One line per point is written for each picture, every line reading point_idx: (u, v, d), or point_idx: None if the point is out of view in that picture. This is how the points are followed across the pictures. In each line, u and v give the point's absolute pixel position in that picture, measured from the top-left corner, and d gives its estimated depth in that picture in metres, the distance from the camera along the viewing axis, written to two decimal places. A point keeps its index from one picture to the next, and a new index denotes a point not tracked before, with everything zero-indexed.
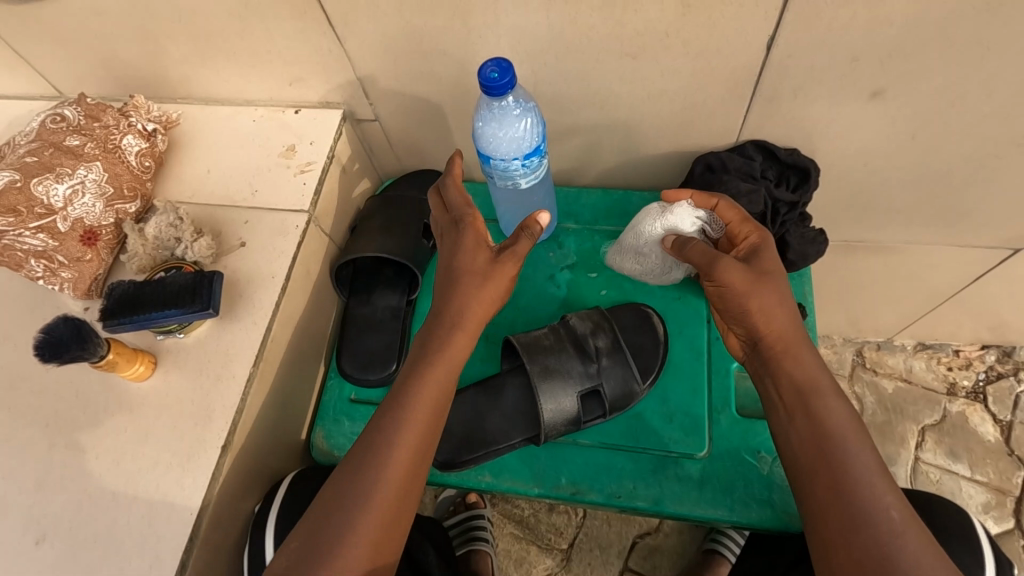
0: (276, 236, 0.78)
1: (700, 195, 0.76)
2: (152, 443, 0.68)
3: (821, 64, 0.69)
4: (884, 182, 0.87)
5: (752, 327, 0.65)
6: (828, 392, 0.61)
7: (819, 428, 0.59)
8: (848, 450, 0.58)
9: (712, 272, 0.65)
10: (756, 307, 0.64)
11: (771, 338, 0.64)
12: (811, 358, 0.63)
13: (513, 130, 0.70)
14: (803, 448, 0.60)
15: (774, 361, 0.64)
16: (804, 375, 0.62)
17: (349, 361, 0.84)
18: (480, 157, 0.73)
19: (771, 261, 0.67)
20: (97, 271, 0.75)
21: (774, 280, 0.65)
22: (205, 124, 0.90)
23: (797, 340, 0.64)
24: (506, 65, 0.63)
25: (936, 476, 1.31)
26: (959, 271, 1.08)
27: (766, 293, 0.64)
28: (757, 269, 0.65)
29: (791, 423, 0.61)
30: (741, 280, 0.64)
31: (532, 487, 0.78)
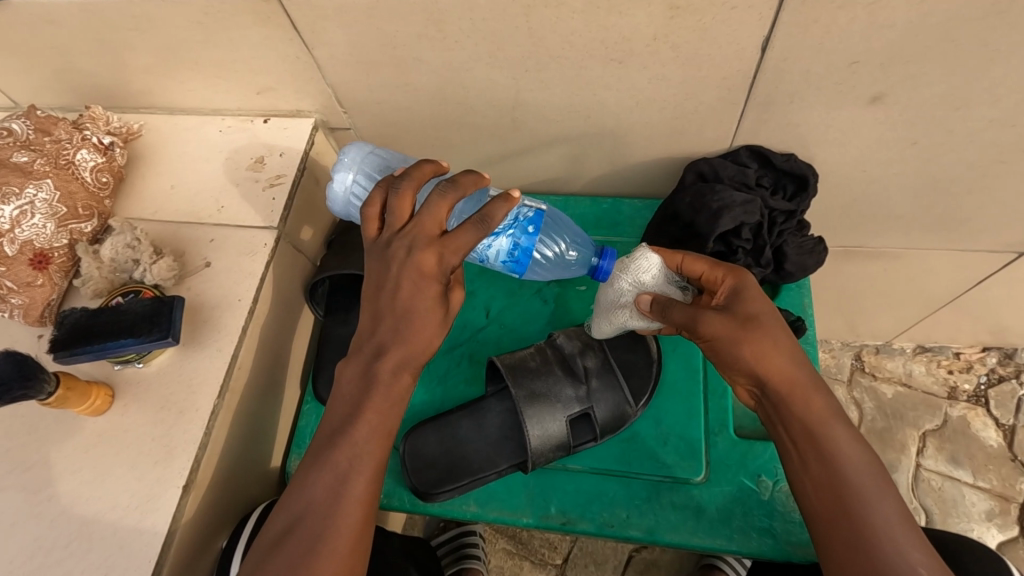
0: (244, 255, 0.74)
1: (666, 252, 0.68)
2: (109, 483, 0.63)
3: (818, 68, 0.65)
4: (884, 189, 0.83)
5: (752, 373, 0.59)
6: (839, 425, 0.58)
7: (834, 472, 0.56)
8: (866, 492, 0.55)
9: (697, 329, 0.60)
10: (751, 355, 0.58)
11: (775, 384, 0.59)
12: (819, 396, 0.58)
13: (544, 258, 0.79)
14: (818, 493, 0.57)
15: (780, 407, 0.59)
16: (816, 418, 0.58)
17: (324, 385, 0.79)
18: (517, 261, 0.74)
19: (755, 300, 0.60)
20: (50, 297, 0.70)
21: (764, 322, 0.59)
22: (169, 135, 0.85)
23: (799, 385, 0.59)
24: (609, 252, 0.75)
25: (938, 484, 1.28)
26: (960, 275, 1.05)
27: (760, 339, 0.58)
28: (742, 315, 0.59)
29: (803, 467, 0.58)
30: (725, 335, 0.59)
31: (521, 515, 0.74)
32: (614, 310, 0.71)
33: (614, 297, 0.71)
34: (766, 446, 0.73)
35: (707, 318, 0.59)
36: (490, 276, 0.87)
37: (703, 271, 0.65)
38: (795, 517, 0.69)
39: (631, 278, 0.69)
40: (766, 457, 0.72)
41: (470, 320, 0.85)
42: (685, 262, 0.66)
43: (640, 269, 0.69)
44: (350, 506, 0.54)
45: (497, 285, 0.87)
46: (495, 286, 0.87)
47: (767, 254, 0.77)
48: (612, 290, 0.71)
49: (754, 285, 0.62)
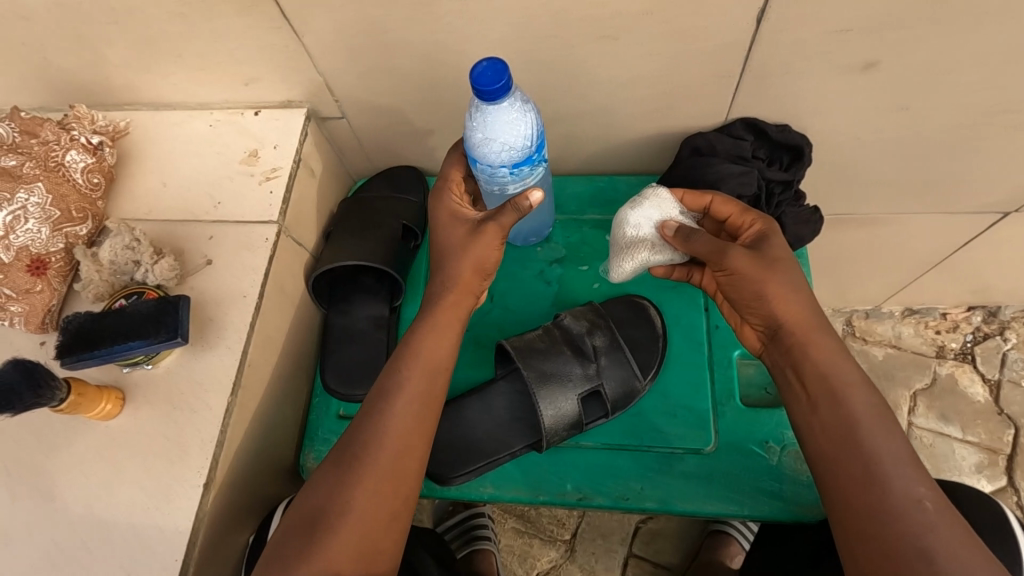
0: (245, 251, 0.72)
1: (692, 195, 0.73)
2: (127, 486, 0.63)
3: (812, 37, 0.65)
4: (877, 154, 0.85)
5: (770, 312, 0.64)
6: (850, 366, 0.62)
7: (843, 406, 0.60)
8: (874, 432, 0.58)
9: (721, 258, 0.65)
10: (771, 293, 0.64)
11: (790, 326, 0.64)
12: (829, 338, 0.63)
13: (509, 124, 0.62)
14: (824, 424, 0.60)
15: (793, 345, 0.64)
16: (829, 360, 0.62)
17: (333, 377, 0.80)
18: (487, 166, 0.66)
19: (779, 246, 0.66)
20: (50, 302, 0.68)
21: (785, 266, 0.64)
22: (157, 131, 0.82)
23: (815, 332, 0.63)
24: (500, 66, 0.57)
25: (929, 440, 1.32)
26: (949, 237, 1.07)
27: (780, 279, 0.64)
28: (767, 254, 0.65)
29: (813, 402, 0.62)
30: (748, 268, 0.64)
31: (537, 495, 0.74)
32: (633, 246, 0.76)
33: (631, 231, 0.76)
34: (772, 414, 0.75)
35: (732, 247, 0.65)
36: None
37: (731, 214, 0.71)
38: (804, 481, 0.70)
39: (647, 211, 0.75)
40: (773, 424, 0.74)
41: None
42: (714, 204, 0.71)
43: (655, 197, 0.75)
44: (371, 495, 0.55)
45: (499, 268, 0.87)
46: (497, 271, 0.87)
47: None
48: (631, 224, 0.76)
49: (779, 232, 0.67)
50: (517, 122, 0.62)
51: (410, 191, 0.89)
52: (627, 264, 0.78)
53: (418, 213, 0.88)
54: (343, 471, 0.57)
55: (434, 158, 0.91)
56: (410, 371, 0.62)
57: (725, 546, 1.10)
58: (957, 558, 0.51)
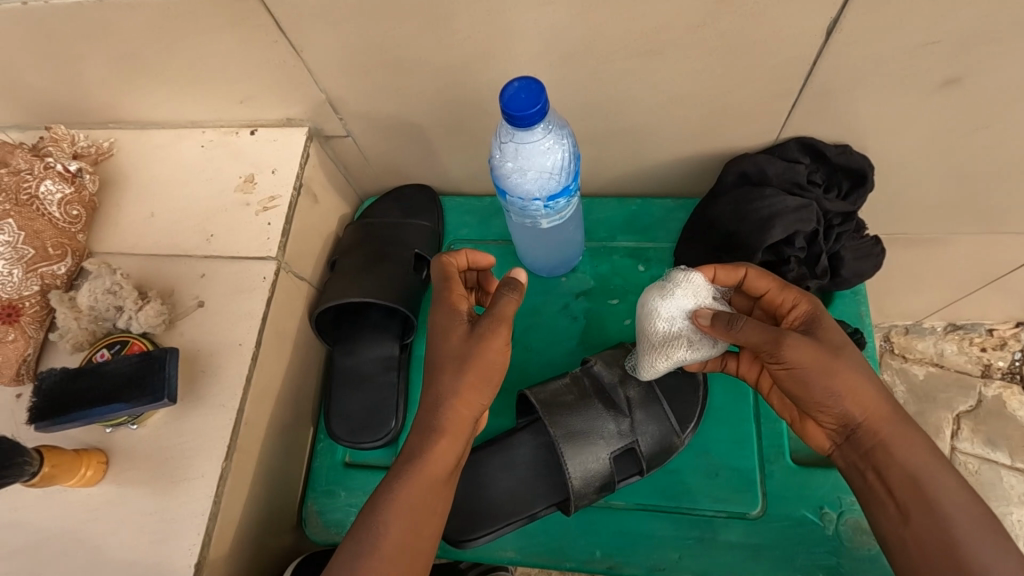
0: (240, 292, 0.65)
1: (723, 271, 0.59)
2: (111, 564, 0.56)
3: (891, 52, 0.56)
4: (945, 176, 0.75)
5: (844, 412, 0.53)
6: (942, 471, 0.51)
7: (943, 525, 0.49)
8: (980, 545, 0.48)
9: (777, 351, 0.51)
10: (843, 389, 0.52)
11: (869, 424, 0.53)
12: (916, 436, 0.52)
13: (546, 151, 0.53)
14: (920, 544, 0.50)
15: (873, 449, 0.53)
16: (918, 462, 0.51)
17: (340, 423, 0.73)
18: (519, 199, 0.57)
19: (837, 331, 0.54)
20: (25, 353, 0.61)
21: (854, 355, 0.52)
22: (144, 153, 0.75)
23: (893, 424, 0.53)
24: (534, 87, 0.49)
25: (975, 467, 1.24)
26: (1012, 258, 0.97)
27: (849, 369, 0.52)
28: (829, 342, 0.53)
29: (903, 518, 0.51)
30: (813, 363, 0.51)
31: (562, 561, 0.67)
32: (667, 343, 0.62)
33: (665, 326, 0.61)
34: (826, 474, 0.66)
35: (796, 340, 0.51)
36: None
37: (769, 289, 0.58)
38: (863, 553, 0.63)
39: (681, 300, 0.61)
40: (828, 487, 0.65)
41: None
42: (749, 278, 0.58)
43: (687, 285, 0.61)
44: None
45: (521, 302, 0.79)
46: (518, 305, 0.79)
47: (824, 261, 0.67)
48: (663, 318, 0.61)
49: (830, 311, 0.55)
50: (553, 150, 0.54)
51: (421, 215, 0.81)
52: (658, 363, 0.63)
53: (432, 240, 0.80)
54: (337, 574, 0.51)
55: (449, 178, 0.82)
56: (433, 440, 0.54)
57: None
58: None
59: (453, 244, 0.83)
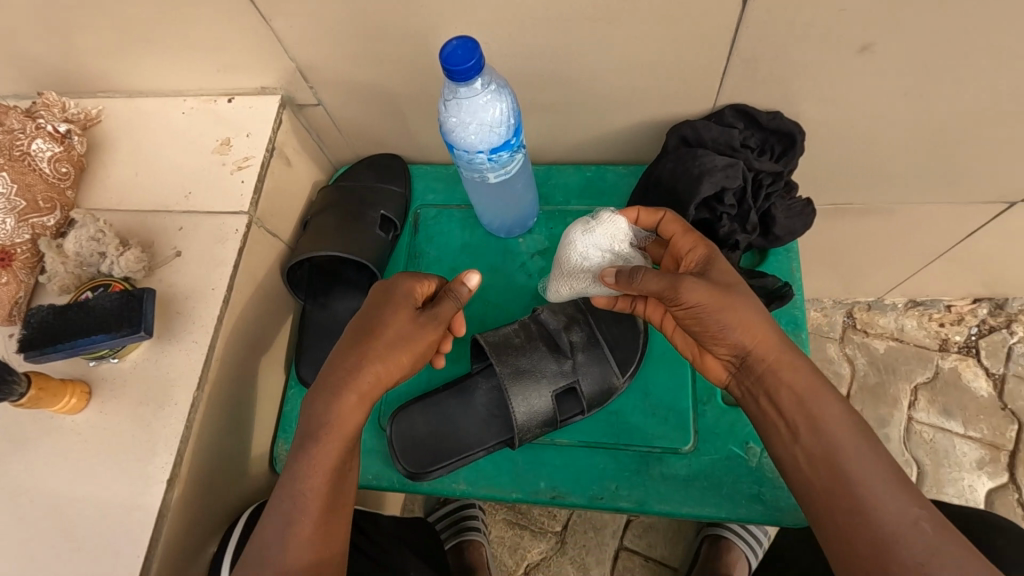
0: (214, 243, 0.71)
1: (645, 213, 0.68)
2: (92, 481, 0.62)
3: (804, 19, 0.62)
4: (874, 144, 0.81)
5: (737, 343, 0.60)
6: (826, 395, 0.58)
7: (827, 441, 0.57)
8: (860, 456, 0.56)
9: (676, 294, 0.57)
10: (735, 323, 0.59)
11: (760, 352, 0.60)
12: (801, 364, 0.60)
13: (483, 103, 0.60)
14: (811, 461, 0.57)
15: (766, 376, 0.60)
16: (803, 385, 0.59)
17: (309, 369, 0.79)
18: (469, 153, 0.63)
19: (728, 271, 0.61)
20: (17, 294, 0.67)
21: (744, 292, 0.60)
22: (129, 119, 0.80)
23: (780, 355, 0.60)
24: (471, 44, 0.54)
25: (929, 435, 1.29)
26: (954, 228, 1.03)
27: (740, 306, 0.59)
28: (721, 282, 0.59)
29: (794, 438, 0.58)
30: (709, 301, 0.58)
31: (511, 492, 0.73)
32: (574, 274, 0.71)
33: (578, 259, 0.70)
34: None
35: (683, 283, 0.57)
36: (473, 251, 0.85)
37: (675, 234, 0.67)
38: (783, 483, 0.69)
39: (597, 239, 0.69)
40: (754, 424, 0.72)
41: None
42: (663, 222, 0.67)
43: (606, 227, 0.69)
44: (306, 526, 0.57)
45: (480, 261, 0.85)
46: (477, 264, 0.85)
47: (753, 218, 0.74)
48: (578, 252, 0.70)
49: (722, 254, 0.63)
50: (491, 104, 0.60)
51: (390, 181, 0.87)
52: (568, 289, 0.73)
53: (399, 204, 0.86)
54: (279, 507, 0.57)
55: (416, 147, 0.88)
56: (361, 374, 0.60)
57: (728, 553, 1.09)
58: None
59: (420, 209, 0.89)
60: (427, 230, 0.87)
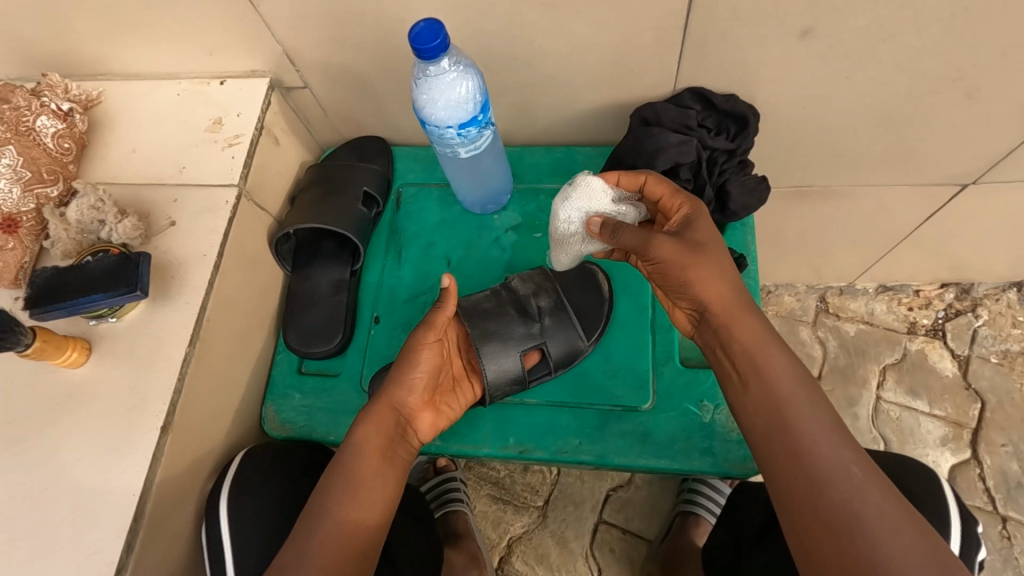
0: (206, 213, 0.76)
1: (627, 176, 0.73)
2: (91, 429, 0.67)
3: (748, 5, 0.67)
4: (825, 127, 0.86)
5: (695, 297, 0.66)
6: (772, 348, 0.64)
7: (772, 391, 0.61)
8: (799, 404, 0.61)
9: (647, 250, 0.65)
10: (695, 278, 0.65)
11: (715, 308, 0.66)
12: (752, 320, 0.65)
13: (450, 82, 0.65)
14: (755, 406, 0.62)
15: (720, 329, 0.66)
16: (754, 341, 0.64)
17: (295, 335, 0.85)
18: (443, 129, 0.69)
19: (703, 230, 0.67)
20: (23, 259, 0.72)
21: (708, 249, 0.66)
22: (127, 101, 0.86)
23: (739, 308, 0.66)
24: (437, 26, 0.60)
25: (896, 414, 1.35)
26: (911, 211, 1.08)
27: (703, 263, 0.65)
28: (690, 240, 0.66)
29: (743, 389, 0.64)
30: (673, 257, 0.65)
31: (482, 448, 0.78)
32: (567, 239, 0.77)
33: (566, 225, 0.77)
34: (708, 375, 0.78)
35: (658, 241, 0.65)
36: (450, 226, 0.91)
37: (663, 195, 0.72)
38: (732, 437, 0.74)
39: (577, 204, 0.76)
40: (708, 385, 0.77)
41: (431, 270, 0.89)
42: (648, 183, 0.72)
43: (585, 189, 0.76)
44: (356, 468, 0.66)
45: (457, 235, 0.90)
46: (454, 238, 0.90)
47: (708, 191, 0.79)
48: (564, 218, 0.77)
49: (705, 213, 0.69)
50: (458, 82, 0.65)
51: (373, 162, 0.93)
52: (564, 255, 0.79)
53: (381, 182, 0.91)
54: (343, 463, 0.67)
55: (398, 129, 0.94)
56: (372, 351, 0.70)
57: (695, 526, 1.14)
58: (889, 526, 0.54)
59: (401, 188, 0.94)
60: (407, 208, 0.93)
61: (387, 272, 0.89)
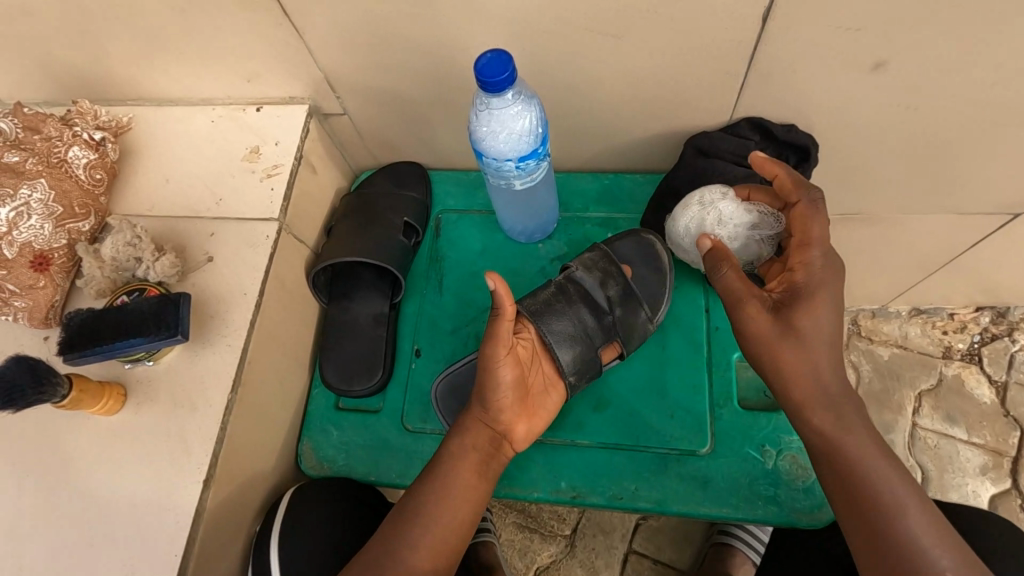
0: (246, 248, 0.73)
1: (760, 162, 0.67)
2: (130, 481, 0.63)
3: (820, 36, 0.64)
4: (882, 158, 0.83)
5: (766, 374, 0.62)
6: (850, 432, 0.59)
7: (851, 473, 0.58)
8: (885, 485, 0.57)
9: (735, 313, 0.64)
10: (777, 365, 0.61)
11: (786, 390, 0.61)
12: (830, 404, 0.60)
13: (511, 114, 0.61)
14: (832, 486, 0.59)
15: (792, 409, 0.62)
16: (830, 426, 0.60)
17: (333, 370, 0.81)
18: (502, 162, 0.65)
19: (807, 316, 0.60)
20: (53, 298, 0.69)
21: (807, 339, 0.60)
22: (158, 127, 0.82)
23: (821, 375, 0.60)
24: (505, 58, 0.57)
25: (933, 441, 1.30)
26: (958, 239, 1.04)
27: (792, 355, 0.60)
28: (788, 324, 0.60)
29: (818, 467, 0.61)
30: (762, 335, 0.62)
31: (532, 491, 0.75)
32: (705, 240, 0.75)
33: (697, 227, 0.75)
34: (770, 417, 0.74)
35: (727, 263, 0.64)
36: (493, 254, 0.87)
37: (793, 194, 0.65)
38: (798, 485, 0.71)
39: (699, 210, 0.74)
40: (770, 428, 0.74)
41: (474, 299, 0.85)
42: (782, 177, 0.66)
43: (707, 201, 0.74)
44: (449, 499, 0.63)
45: (500, 264, 0.86)
46: (497, 267, 0.86)
47: None
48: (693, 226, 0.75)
49: (823, 290, 0.61)
50: (521, 114, 0.62)
51: (411, 188, 0.89)
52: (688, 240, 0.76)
53: (420, 210, 0.87)
54: (424, 485, 0.65)
55: (437, 154, 0.90)
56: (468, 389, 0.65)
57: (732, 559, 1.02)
58: None
59: (441, 214, 0.90)
60: (447, 235, 0.89)
61: (427, 302, 0.85)
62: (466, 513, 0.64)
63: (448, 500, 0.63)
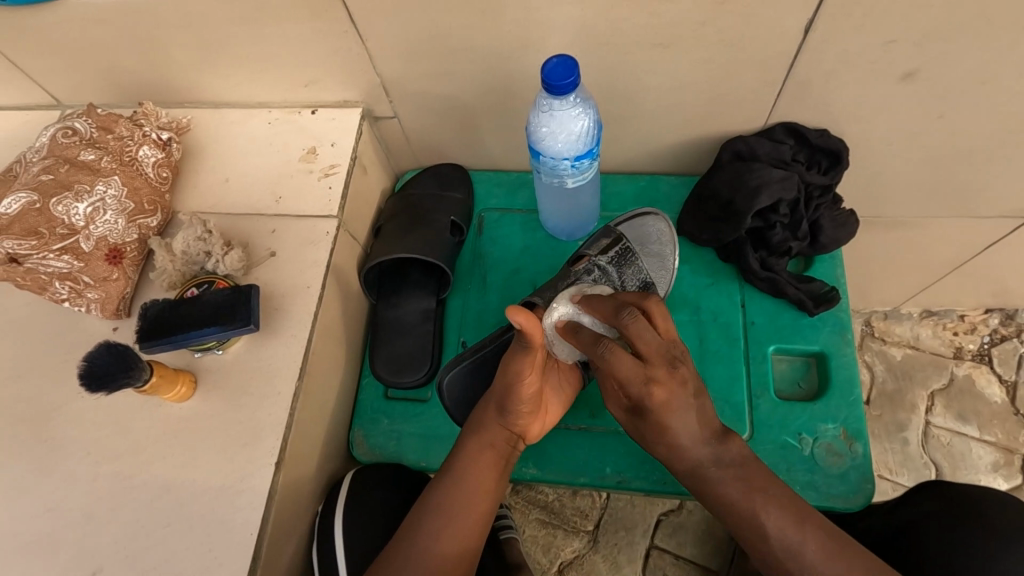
0: (307, 245, 0.76)
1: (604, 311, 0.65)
2: (202, 464, 0.66)
3: (857, 47, 0.68)
4: (906, 163, 0.87)
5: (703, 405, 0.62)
6: None
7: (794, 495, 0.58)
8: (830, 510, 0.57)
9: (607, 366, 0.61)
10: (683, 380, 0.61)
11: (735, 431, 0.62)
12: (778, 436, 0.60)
13: (569, 117, 0.66)
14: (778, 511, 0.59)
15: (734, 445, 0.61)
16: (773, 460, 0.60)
17: (383, 362, 0.84)
18: (558, 162, 0.69)
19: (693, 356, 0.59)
20: (124, 290, 0.72)
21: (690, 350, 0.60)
22: (217, 129, 0.86)
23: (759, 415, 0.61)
24: (569, 63, 0.61)
25: (946, 439, 1.30)
26: (973, 242, 1.07)
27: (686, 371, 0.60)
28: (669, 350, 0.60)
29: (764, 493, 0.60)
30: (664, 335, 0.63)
31: (578, 477, 0.78)
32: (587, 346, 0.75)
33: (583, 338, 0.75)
34: (805, 407, 0.78)
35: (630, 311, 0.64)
36: (535, 252, 0.90)
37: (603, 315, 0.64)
38: (833, 470, 0.75)
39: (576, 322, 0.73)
40: (805, 417, 0.78)
41: (518, 295, 0.88)
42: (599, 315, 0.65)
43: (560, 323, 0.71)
44: (471, 493, 0.66)
45: (541, 261, 0.90)
46: (541, 264, 0.89)
47: (804, 227, 0.80)
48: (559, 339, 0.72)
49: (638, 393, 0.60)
50: (579, 116, 0.66)
51: (455, 188, 0.92)
52: (552, 313, 0.71)
53: (465, 209, 0.91)
54: (445, 480, 0.67)
55: (479, 156, 0.94)
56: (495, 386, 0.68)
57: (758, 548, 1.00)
58: None
59: (483, 212, 0.94)
60: (491, 232, 0.92)
61: (472, 298, 0.89)
62: (485, 506, 0.67)
63: (466, 494, 0.66)
